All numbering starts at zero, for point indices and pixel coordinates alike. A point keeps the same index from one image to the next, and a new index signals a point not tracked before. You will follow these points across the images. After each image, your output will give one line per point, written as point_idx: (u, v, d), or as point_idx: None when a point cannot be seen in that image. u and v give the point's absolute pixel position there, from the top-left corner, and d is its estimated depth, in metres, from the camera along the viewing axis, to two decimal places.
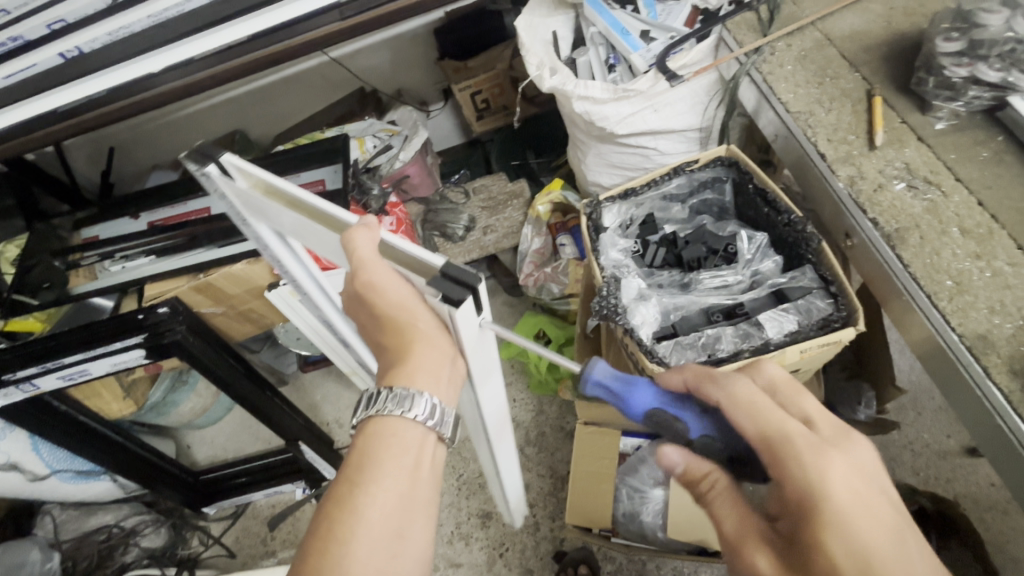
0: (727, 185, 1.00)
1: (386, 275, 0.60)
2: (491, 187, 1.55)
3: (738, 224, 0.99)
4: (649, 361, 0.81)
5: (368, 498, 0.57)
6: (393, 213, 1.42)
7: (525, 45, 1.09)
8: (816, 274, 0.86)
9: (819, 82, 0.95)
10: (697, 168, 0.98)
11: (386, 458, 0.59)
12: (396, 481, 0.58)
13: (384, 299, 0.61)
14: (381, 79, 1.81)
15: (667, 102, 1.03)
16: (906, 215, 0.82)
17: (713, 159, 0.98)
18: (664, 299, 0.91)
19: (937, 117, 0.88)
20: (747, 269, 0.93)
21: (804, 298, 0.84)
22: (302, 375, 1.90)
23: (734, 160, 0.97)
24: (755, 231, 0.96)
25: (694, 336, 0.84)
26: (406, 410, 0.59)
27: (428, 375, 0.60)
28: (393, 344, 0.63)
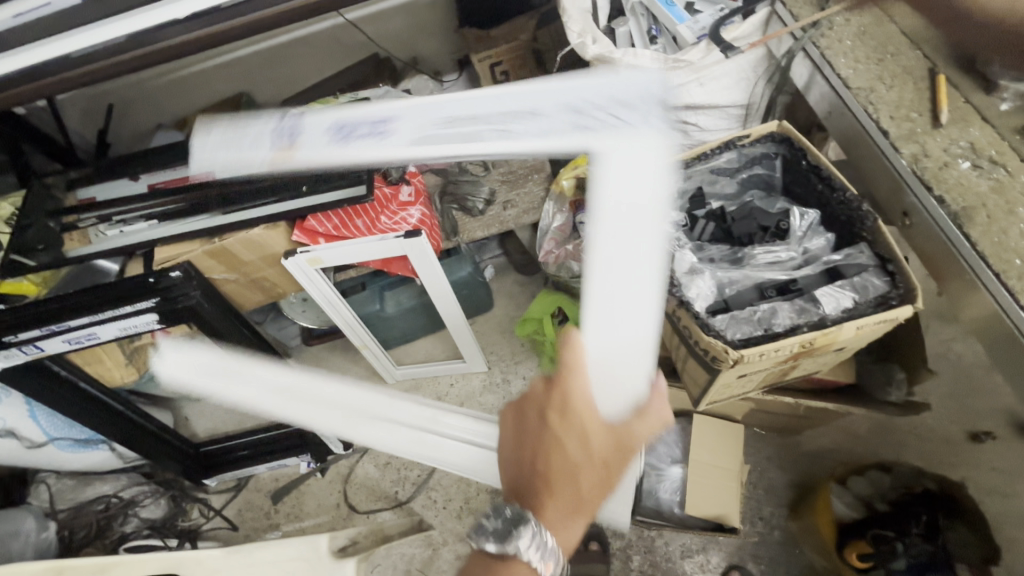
0: (777, 163, 0.98)
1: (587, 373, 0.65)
2: (511, 161, 1.52)
3: (788, 202, 0.98)
4: (705, 333, 0.81)
5: None
6: (411, 183, 1.38)
7: (568, 11, 1.03)
8: (873, 253, 0.85)
9: (879, 59, 0.94)
10: (748, 143, 0.97)
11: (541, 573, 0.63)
12: None
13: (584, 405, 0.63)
14: (395, 45, 1.76)
15: (714, 76, 0.99)
16: (973, 193, 0.82)
17: (764, 135, 0.97)
18: (719, 273, 0.89)
19: (1002, 98, 0.87)
20: (799, 246, 0.92)
21: (860, 275, 0.84)
22: (305, 348, 1.88)
23: (786, 136, 0.96)
24: (807, 208, 0.95)
25: (749, 310, 0.84)
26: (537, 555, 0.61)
27: (578, 499, 0.63)
28: (549, 458, 0.63)
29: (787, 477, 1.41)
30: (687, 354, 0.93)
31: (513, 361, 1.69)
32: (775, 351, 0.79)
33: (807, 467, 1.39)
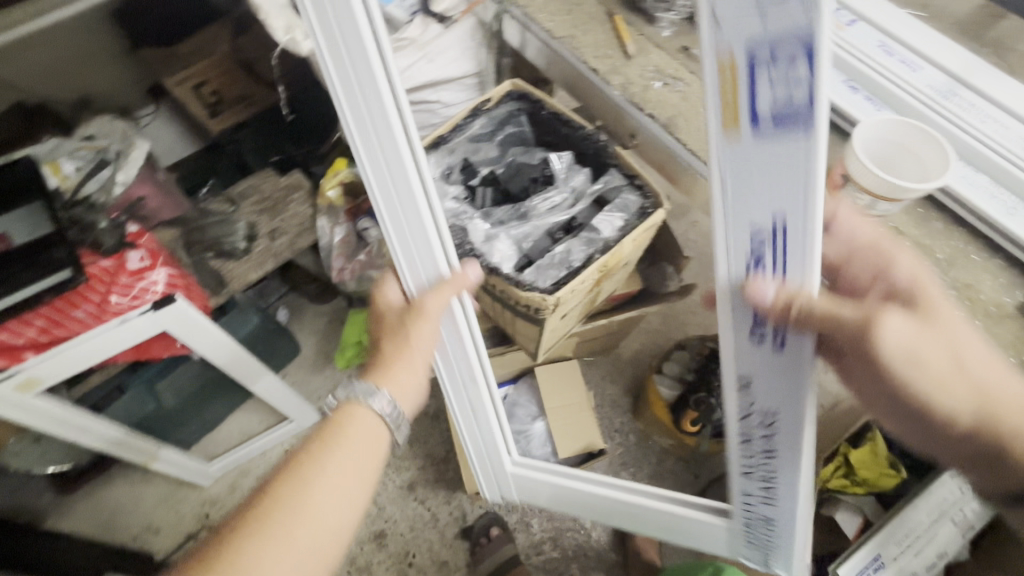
0: (524, 121, 0.89)
1: (426, 342, 0.75)
2: (262, 187, 1.34)
3: (545, 151, 0.88)
4: (518, 292, 0.73)
5: (313, 494, 0.60)
6: (139, 244, 1.10)
7: (263, 8, 0.92)
8: (622, 174, 0.81)
9: (569, 9, 0.86)
10: (492, 107, 0.87)
11: (347, 485, 0.63)
12: (345, 487, 0.63)
13: (415, 351, 0.74)
14: (49, 82, 1.39)
15: (440, 50, 0.95)
16: (671, 107, 0.77)
17: (501, 96, 0.87)
18: (508, 231, 0.78)
19: (661, 27, 0.84)
20: (568, 186, 0.84)
21: (619, 195, 0.80)
22: (72, 494, 1.45)
23: (523, 93, 0.87)
24: (561, 151, 0.87)
25: (549, 255, 0.76)
26: (369, 401, 0.69)
27: (382, 426, 0.70)
28: (404, 386, 0.73)
29: (620, 387, 1.63)
30: (511, 314, 0.86)
31: None
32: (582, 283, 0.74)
33: (631, 373, 1.62)
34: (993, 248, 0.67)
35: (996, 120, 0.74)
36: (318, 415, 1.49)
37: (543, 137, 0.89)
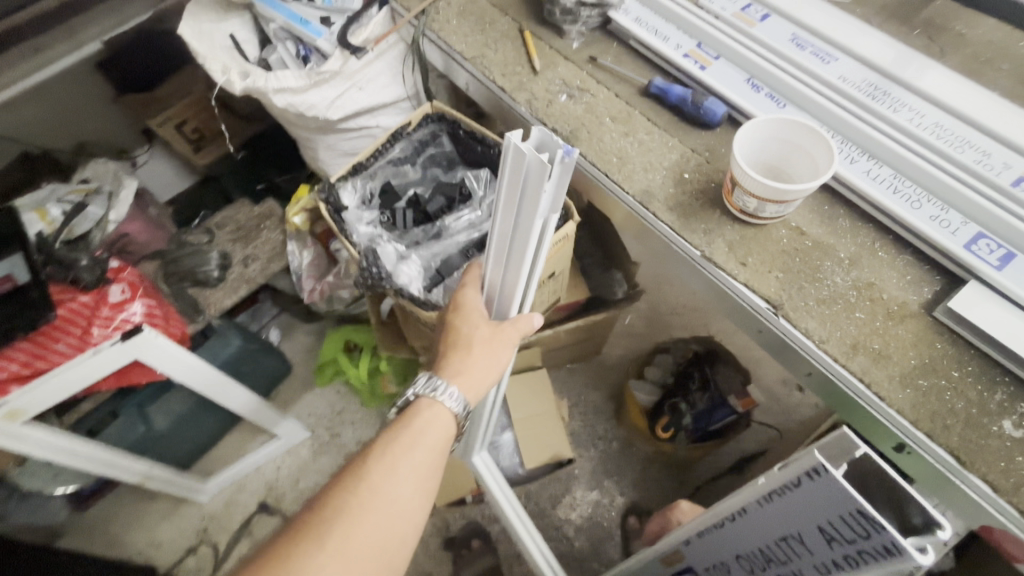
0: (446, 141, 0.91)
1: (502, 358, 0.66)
2: (236, 217, 1.42)
3: (465, 169, 0.90)
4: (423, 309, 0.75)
5: (391, 481, 0.55)
6: (120, 279, 1.18)
7: (200, 55, 0.99)
8: None
9: (480, 29, 0.88)
10: (413, 130, 0.88)
11: (418, 481, 0.57)
12: (415, 480, 0.57)
13: (486, 360, 0.64)
14: (49, 133, 1.48)
15: (370, 77, 0.97)
16: (573, 118, 0.78)
17: (422, 118, 0.89)
18: (421, 252, 0.81)
19: (571, 39, 0.84)
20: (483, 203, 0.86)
21: None
22: (85, 512, 1.55)
23: (442, 114, 0.89)
24: (480, 169, 0.90)
25: (456, 272, 0.79)
26: (442, 396, 0.61)
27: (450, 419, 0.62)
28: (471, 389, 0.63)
29: (603, 394, 1.58)
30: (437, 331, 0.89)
31: (336, 411, 1.60)
32: None
33: (614, 379, 1.58)
34: (899, 245, 0.64)
35: (976, 146, 0.66)
36: (305, 430, 1.54)
37: (465, 156, 0.92)
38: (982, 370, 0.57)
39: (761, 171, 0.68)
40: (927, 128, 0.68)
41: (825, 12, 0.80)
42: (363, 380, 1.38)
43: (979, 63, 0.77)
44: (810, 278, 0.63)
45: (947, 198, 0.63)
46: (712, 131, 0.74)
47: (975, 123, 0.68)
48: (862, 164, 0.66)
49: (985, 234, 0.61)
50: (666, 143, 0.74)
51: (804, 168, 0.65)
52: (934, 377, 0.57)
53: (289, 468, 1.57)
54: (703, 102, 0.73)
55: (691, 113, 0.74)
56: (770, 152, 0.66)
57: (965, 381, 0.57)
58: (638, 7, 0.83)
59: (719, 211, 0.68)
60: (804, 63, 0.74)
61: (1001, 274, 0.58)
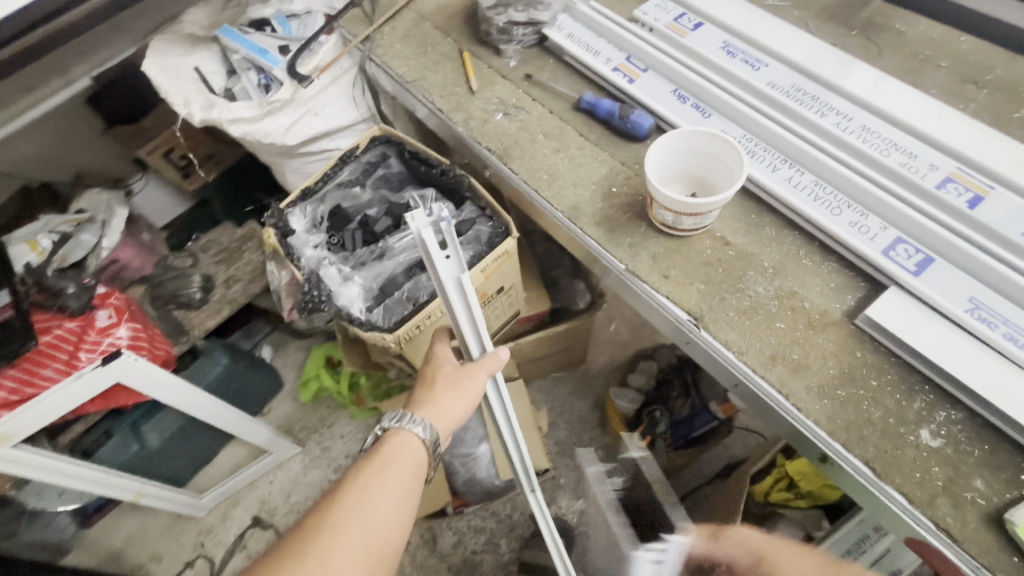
0: (395, 163, 0.93)
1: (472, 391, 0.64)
2: (220, 240, 1.47)
3: (414, 189, 0.92)
4: (362, 330, 0.77)
5: (365, 510, 0.54)
6: (104, 306, 1.22)
7: (164, 89, 1.04)
8: (476, 207, 0.86)
9: (422, 52, 0.89)
10: (362, 153, 0.91)
11: (389, 505, 0.55)
12: (388, 509, 0.55)
13: (455, 396, 0.64)
14: (46, 168, 1.51)
15: (324, 103, 1.00)
16: (506, 136, 0.78)
17: (369, 140, 0.91)
18: (366, 274, 0.84)
19: (508, 57, 0.85)
20: None
21: (471, 228, 0.84)
22: (87, 530, 1.59)
23: (389, 137, 0.91)
24: (427, 189, 0.92)
25: (397, 292, 0.81)
26: (411, 424, 0.62)
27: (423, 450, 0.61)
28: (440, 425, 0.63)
29: (587, 401, 1.52)
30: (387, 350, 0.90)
31: (325, 425, 1.63)
32: (428, 318, 0.78)
33: (599, 387, 1.55)
34: (823, 252, 0.64)
35: (896, 145, 0.66)
36: (295, 445, 1.57)
37: (414, 176, 0.94)
38: (902, 378, 0.56)
39: (687, 182, 0.69)
40: (854, 132, 0.67)
41: (758, 19, 0.80)
42: (344, 395, 1.40)
43: (917, 61, 0.76)
44: (732, 288, 0.63)
45: (868, 204, 0.63)
46: (641, 143, 0.75)
47: (902, 125, 0.68)
48: (784, 171, 0.66)
49: (904, 239, 0.60)
50: (596, 157, 0.74)
51: (724, 178, 0.65)
52: (852, 387, 0.56)
53: (280, 482, 1.59)
54: (630, 115, 0.73)
55: (619, 126, 0.74)
56: (693, 163, 0.66)
57: (884, 389, 0.56)
58: (572, 22, 0.84)
59: (645, 224, 0.69)
60: (732, 71, 0.74)
61: (917, 279, 0.57)
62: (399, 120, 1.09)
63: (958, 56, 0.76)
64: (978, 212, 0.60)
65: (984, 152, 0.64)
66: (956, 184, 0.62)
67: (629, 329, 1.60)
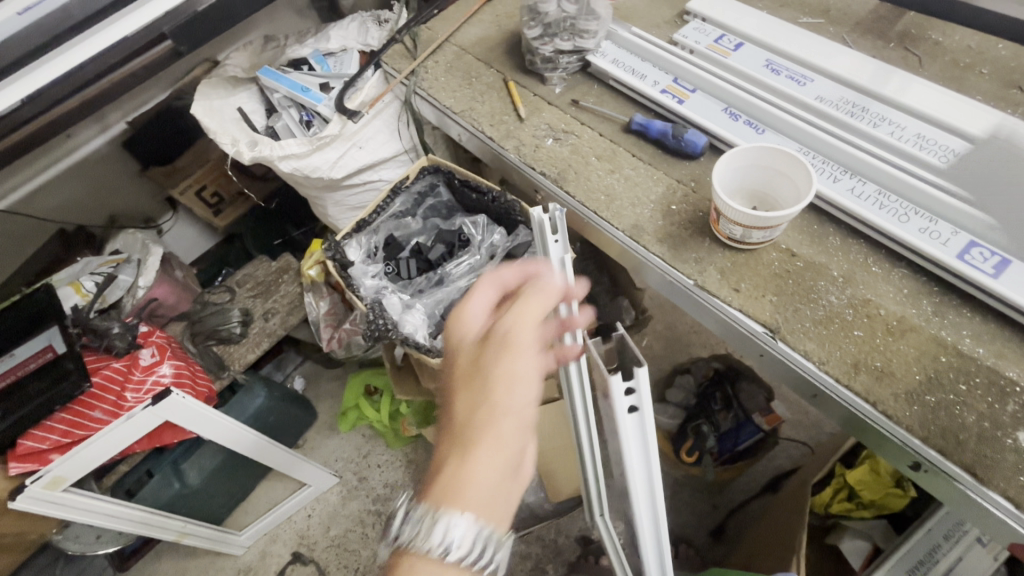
0: (443, 191, 0.96)
1: (524, 367, 0.48)
2: (255, 274, 1.50)
3: (464, 215, 0.95)
4: (431, 357, 0.78)
5: None
6: (148, 343, 1.24)
7: (212, 130, 1.05)
8: (529, 231, 0.88)
9: (468, 83, 0.92)
10: (411, 183, 0.92)
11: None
12: None
13: (501, 414, 0.46)
14: (83, 212, 1.51)
15: (369, 136, 1.02)
16: (560, 159, 0.80)
17: (419, 171, 0.92)
18: (426, 301, 0.85)
19: (554, 84, 0.87)
20: (482, 247, 0.91)
21: (527, 251, 0.86)
22: None
23: (438, 166, 0.92)
24: (477, 215, 0.94)
25: None
26: (448, 525, 0.42)
27: (494, 504, 0.44)
28: (501, 471, 0.45)
29: None
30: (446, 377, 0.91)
31: (361, 455, 1.62)
32: None
33: None
34: (893, 259, 0.64)
35: (954, 151, 0.67)
36: (333, 476, 1.56)
37: (463, 203, 0.96)
38: (990, 381, 0.56)
39: (748, 197, 0.70)
40: (909, 141, 0.69)
41: (797, 36, 0.82)
42: (384, 423, 1.40)
43: (959, 68, 0.78)
44: (805, 299, 0.63)
45: (935, 210, 0.64)
46: (695, 161, 0.76)
47: (957, 131, 0.69)
48: (844, 182, 0.68)
49: (976, 242, 0.61)
50: (651, 176, 0.76)
51: (788, 192, 0.66)
52: (941, 392, 0.56)
53: (319, 514, 1.57)
54: (684, 135, 0.75)
55: (672, 146, 0.76)
56: (753, 178, 0.68)
57: (974, 393, 0.56)
58: (614, 48, 0.87)
59: (708, 239, 0.70)
60: (781, 88, 0.76)
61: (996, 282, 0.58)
62: (438, 148, 1.11)
63: (998, 62, 0.78)
64: None
65: None
66: (1020, 186, 0.63)
67: (662, 344, 1.59)
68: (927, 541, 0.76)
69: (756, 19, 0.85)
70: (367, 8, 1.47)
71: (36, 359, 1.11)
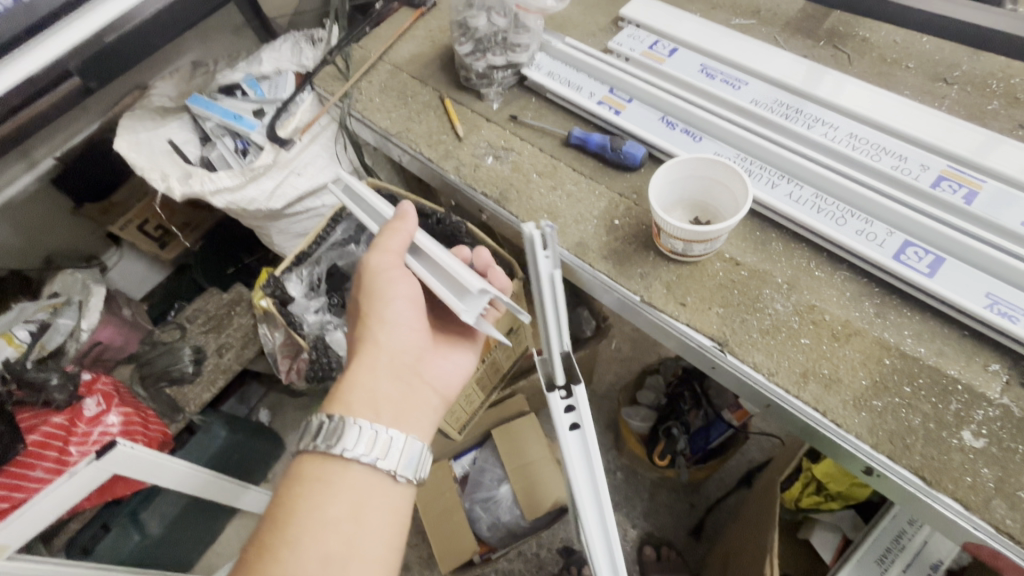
0: None
1: (401, 300, 0.61)
2: (205, 307, 1.43)
3: None
4: None
5: (303, 545, 0.49)
6: (92, 393, 1.18)
7: (138, 166, 0.99)
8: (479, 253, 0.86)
9: (403, 103, 0.89)
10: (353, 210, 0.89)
11: (367, 522, 0.52)
12: (336, 534, 0.50)
13: (388, 334, 0.60)
14: (15, 256, 1.41)
15: (307, 162, 0.98)
16: (501, 178, 0.78)
17: None
18: None
19: (490, 99, 0.85)
20: None
21: None
22: None
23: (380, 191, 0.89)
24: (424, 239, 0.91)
25: None
26: (340, 426, 0.53)
27: (396, 412, 0.57)
28: (395, 378, 0.59)
29: (599, 424, 1.51)
30: None
31: None
32: None
33: (608, 408, 1.53)
34: (834, 262, 0.64)
35: (884, 149, 0.68)
36: None
37: None
38: (933, 381, 0.57)
39: (688, 207, 0.69)
40: (842, 141, 0.69)
41: (729, 39, 0.82)
42: None
43: (887, 64, 0.79)
44: (751, 309, 0.63)
45: (870, 210, 0.64)
46: (636, 172, 0.75)
47: (886, 129, 0.69)
48: (782, 187, 0.67)
49: (912, 241, 0.61)
50: (593, 191, 0.75)
51: (726, 201, 0.65)
52: (887, 396, 0.56)
53: None
54: (622, 147, 0.74)
55: (612, 159, 0.75)
56: (693, 188, 0.67)
57: (919, 394, 0.56)
58: (549, 60, 0.85)
59: (653, 253, 0.68)
60: (715, 94, 0.75)
61: (931, 280, 0.59)
62: (382, 170, 1.08)
63: (923, 56, 0.79)
64: (973, 206, 0.61)
65: (969, 148, 0.66)
66: (950, 181, 0.64)
67: (631, 346, 1.59)
68: (890, 531, 0.76)
69: (688, 24, 0.84)
70: (303, 26, 1.43)
71: None
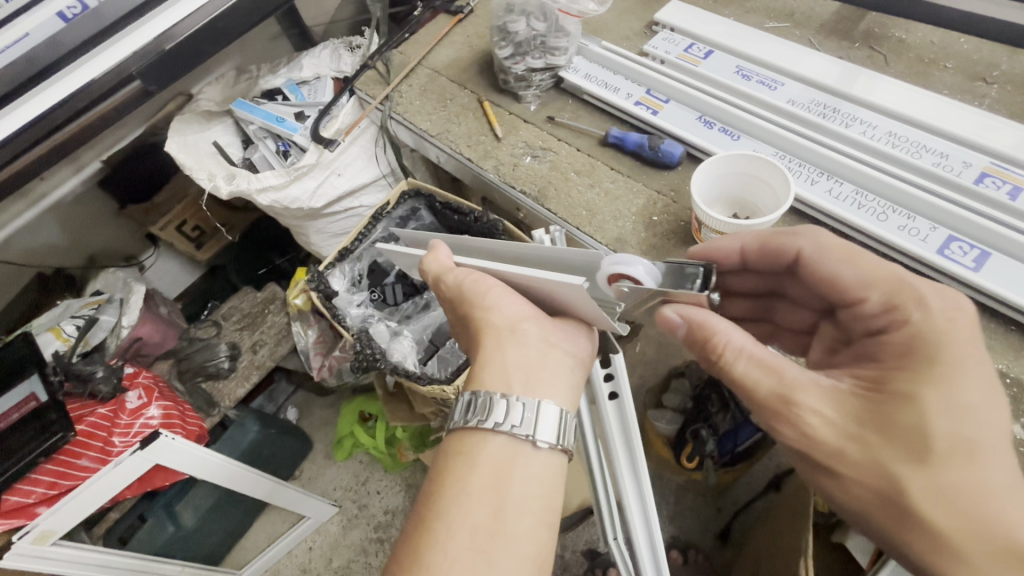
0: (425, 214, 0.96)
1: (500, 287, 0.54)
2: (241, 305, 1.48)
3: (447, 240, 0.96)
4: (420, 385, 0.81)
5: (452, 515, 0.45)
6: (134, 386, 1.21)
7: (187, 166, 1.05)
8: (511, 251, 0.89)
9: (443, 105, 0.92)
10: (392, 209, 0.92)
11: (514, 494, 0.46)
12: (482, 509, 0.45)
13: (495, 317, 0.53)
14: (61, 255, 1.46)
15: (347, 163, 1.02)
16: (540, 176, 0.80)
17: (399, 196, 0.92)
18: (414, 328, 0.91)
19: (528, 101, 0.88)
20: None
21: None
22: None
23: (418, 189, 0.92)
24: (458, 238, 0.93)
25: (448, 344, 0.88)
26: (480, 407, 0.48)
27: (528, 378, 0.50)
28: (522, 348, 0.51)
29: None
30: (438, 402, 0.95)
31: (359, 483, 1.59)
32: None
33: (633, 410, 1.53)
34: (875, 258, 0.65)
35: (925, 146, 0.68)
36: (331, 506, 1.52)
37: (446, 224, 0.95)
38: None
39: (727, 204, 0.70)
40: (882, 139, 0.70)
41: (764, 42, 0.83)
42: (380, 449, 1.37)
43: (923, 65, 0.80)
44: None
45: (913, 206, 0.64)
46: (673, 171, 0.77)
47: (926, 126, 0.70)
48: (822, 184, 0.68)
49: (955, 237, 0.62)
50: (631, 189, 0.76)
51: (766, 197, 0.66)
52: None
53: (320, 546, 1.54)
54: (660, 145, 0.75)
55: (650, 157, 0.76)
56: (733, 185, 0.69)
57: None
58: (586, 63, 0.87)
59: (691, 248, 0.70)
60: (752, 95, 0.77)
61: (977, 275, 0.59)
62: (417, 171, 1.11)
63: (960, 56, 0.80)
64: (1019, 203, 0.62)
65: (1012, 145, 0.66)
66: (993, 178, 0.64)
67: (655, 349, 1.59)
68: None
69: (722, 27, 0.86)
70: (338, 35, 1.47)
71: (23, 405, 1.05)
